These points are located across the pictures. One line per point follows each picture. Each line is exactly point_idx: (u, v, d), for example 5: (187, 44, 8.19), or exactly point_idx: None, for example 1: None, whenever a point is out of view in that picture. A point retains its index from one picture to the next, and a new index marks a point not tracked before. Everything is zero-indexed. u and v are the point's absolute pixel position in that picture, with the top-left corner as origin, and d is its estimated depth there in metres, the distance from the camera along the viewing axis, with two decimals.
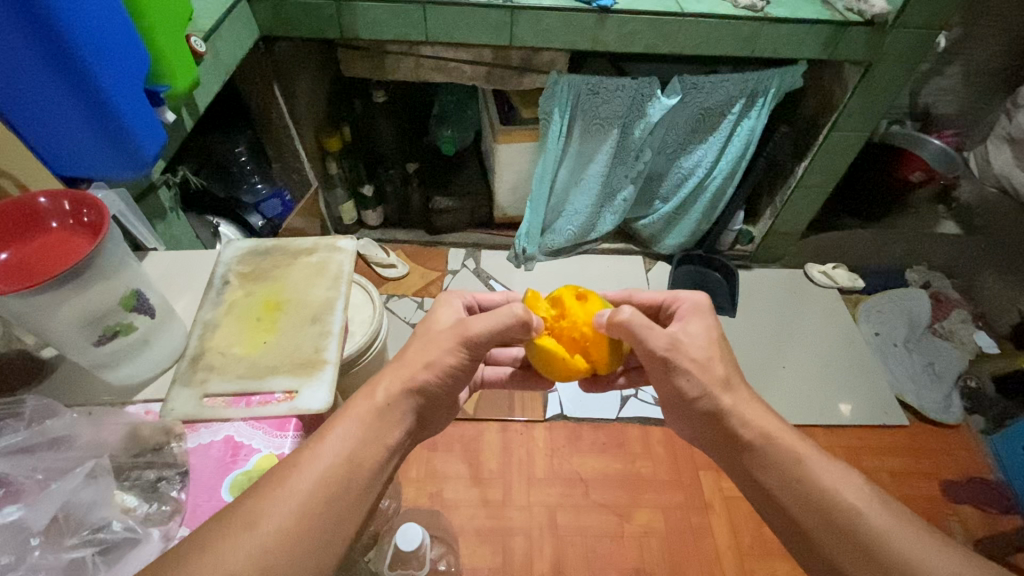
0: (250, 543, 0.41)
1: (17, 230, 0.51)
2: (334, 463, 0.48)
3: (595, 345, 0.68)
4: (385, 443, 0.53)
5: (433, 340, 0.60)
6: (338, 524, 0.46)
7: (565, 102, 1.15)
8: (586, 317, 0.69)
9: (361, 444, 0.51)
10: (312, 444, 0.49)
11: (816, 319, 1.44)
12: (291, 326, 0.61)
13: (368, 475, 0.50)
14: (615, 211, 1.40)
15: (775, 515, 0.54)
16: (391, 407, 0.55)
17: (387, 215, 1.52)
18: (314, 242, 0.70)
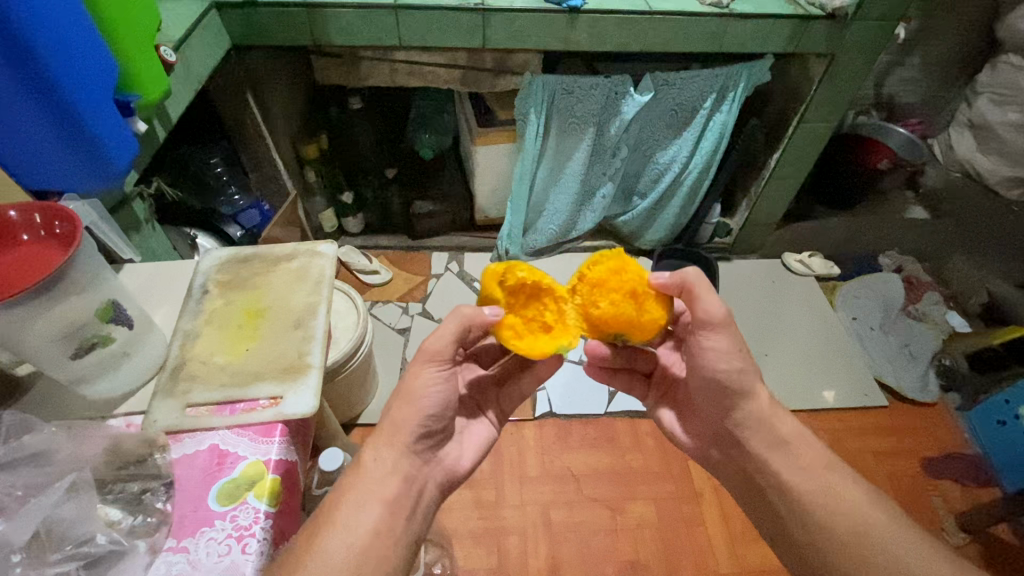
0: None
1: None
2: (336, 552, 0.51)
3: (632, 324, 0.68)
4: (379, 502, 0.56)
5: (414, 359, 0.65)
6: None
7: (541, 103, 1.16)
8: (621, 287, 0.69)
9: (363, 521, 0.54)
10: (311, 535, 0.52)
11: (796, 307, 1.47)
12: (273, 333, 0.61)
13: (377, 557, 0.53)
14: (594, 210, 1.42)
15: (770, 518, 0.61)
16: (382, 474, 0.58)
17: (369, 221, 1.52)
18: (293, 248, 0.70)
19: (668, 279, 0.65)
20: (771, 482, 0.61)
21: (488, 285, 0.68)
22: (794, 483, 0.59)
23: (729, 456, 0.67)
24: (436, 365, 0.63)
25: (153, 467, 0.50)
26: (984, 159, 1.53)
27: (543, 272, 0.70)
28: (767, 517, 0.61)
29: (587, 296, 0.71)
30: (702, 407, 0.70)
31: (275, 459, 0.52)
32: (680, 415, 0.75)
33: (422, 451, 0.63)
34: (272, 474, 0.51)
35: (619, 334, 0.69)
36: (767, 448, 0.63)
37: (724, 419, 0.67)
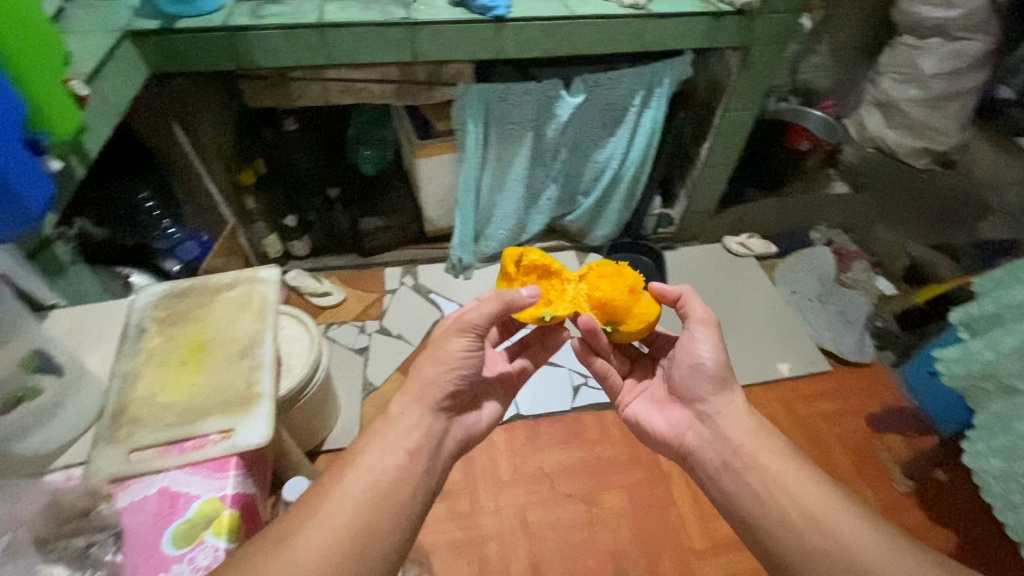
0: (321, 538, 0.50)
1: None
2: (361, 486, 0.55)
3: (622, 310, 0.82)
4: (401, 451, 0.61)
5: (444, 331, 0.73)
6: (372, 543, 0.52)
7: (478, 112, 1.19)
8: (621, 284, 0.84)
9: (387, 464, 0.59)
10: (338, 471, 0.57)
11: (741, 286, 1.54)
12: (219, 366, 0.60)
13: (401, 495, 0.57)
14: (542, 211, 1.45)
15: (739, 506, 0.63)
16: (407, 426, 0.64)
17: (317, 243, 1.47)
18: (233, 276, 0.68)
19: (668, 287, 0.78)
20: (749, 459, 0.64)
21: (505, 261, 0.84)
22: (771, 464, 0.63)
23: (707, 441, 0.70)
24: (466, 338, 0.71)
25: (102, 517, 0.48)
26: (891, 133, 1.68)
27: (556, 260, 0.86)
28: (737, 504, 0.63)
29: (590, 285, 0.85)
30: (687, 393, 0.75)
31: (230, 494, 0.51)
32: (659, 410, 0.79)
33: (432, 430, 0.66)
34: (230, 509, 0.50)
35: (611, 320, 0.82)
36: (746, 434, 0.67)
37: (706, 407, 0.72)
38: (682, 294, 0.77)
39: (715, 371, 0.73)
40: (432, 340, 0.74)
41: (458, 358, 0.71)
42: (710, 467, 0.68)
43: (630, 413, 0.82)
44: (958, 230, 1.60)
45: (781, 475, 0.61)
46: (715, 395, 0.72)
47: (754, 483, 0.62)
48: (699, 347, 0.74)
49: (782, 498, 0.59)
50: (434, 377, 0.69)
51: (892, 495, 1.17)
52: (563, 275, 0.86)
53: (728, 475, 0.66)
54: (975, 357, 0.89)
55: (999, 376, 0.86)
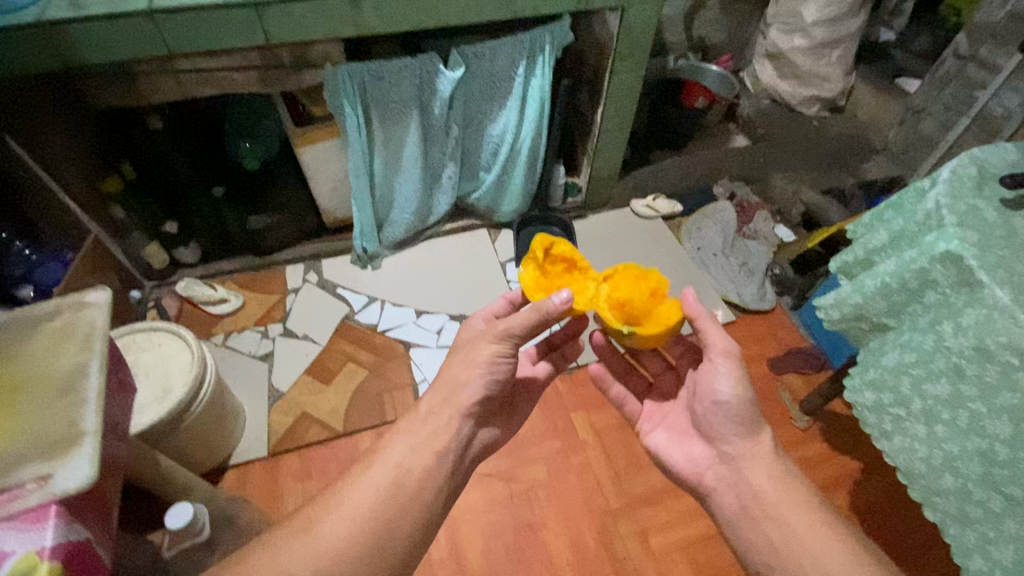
0: (346, 519, 0.59)
1: None
2: (385, 480, 0.64)
3: (642, 315, 0.75)
4: (428, 452, 0.67)
5: (479, 334, 0.75)
6: (385, 546, 0.59)
7: (352, 94, 1.11)
8: (644, 288, 0.79)
9: (414, 465, 0.66)
10: (369, 464, 0.65)
11: (649, 246, 1.58)
12: (36, 407, 0.55)
13: (422, 500, 0.64)
14: (446, 191, 1.41)
15: (752, 554, 0.63)
16: (436, 428, 0.69)
17: (206, 248, 1.38)
18: (53, 304, 0.61)
19: (695, 303, 0.71)
20: (771, 508, 0.63)
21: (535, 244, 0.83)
22: (790, 516, 0.62)
23: (726, 483, 0.68)
24: (498, 343, 0.73)
25: None
26: (783, 85, 1.76)
27: (582, 257, 0.84)
28: (750, 551, 0.63)
29: (613, 285, 0.79)
30: (709, 428, 0.72)
31: (50, 546, 0.46)
32: (678, 444, 0.76)
33: (459, 434, 0.71)
34: (48, 561, 0.45)
35: (629, 322, 0.75)
36: (767, 481, 0.65)
37: (728, 448, 0.69)
38: (696, 315, 0.70)
39: (738, 411, 0.68)
40: (470, 341, 0.76)
41: (490, 360, 0.72)
42: (728, 511, 0.67)
43: (649, 440, 0.80)
44: (843, 172, 1.65)
45: (797, 527, 0.61)
46: (738, 437, 0.68)
47: (775, 536, 0.61)
48: (719, 383, 0.69)
49: (801, 557, 0.59)
50: (466, 380, 0.72)
51: (792, 430, 1.25)
52: (587, 272, 0.83)
53: (746, 524, 0.64)
54: (847, 301, 0.86)
55: (869, 317, 0.85)
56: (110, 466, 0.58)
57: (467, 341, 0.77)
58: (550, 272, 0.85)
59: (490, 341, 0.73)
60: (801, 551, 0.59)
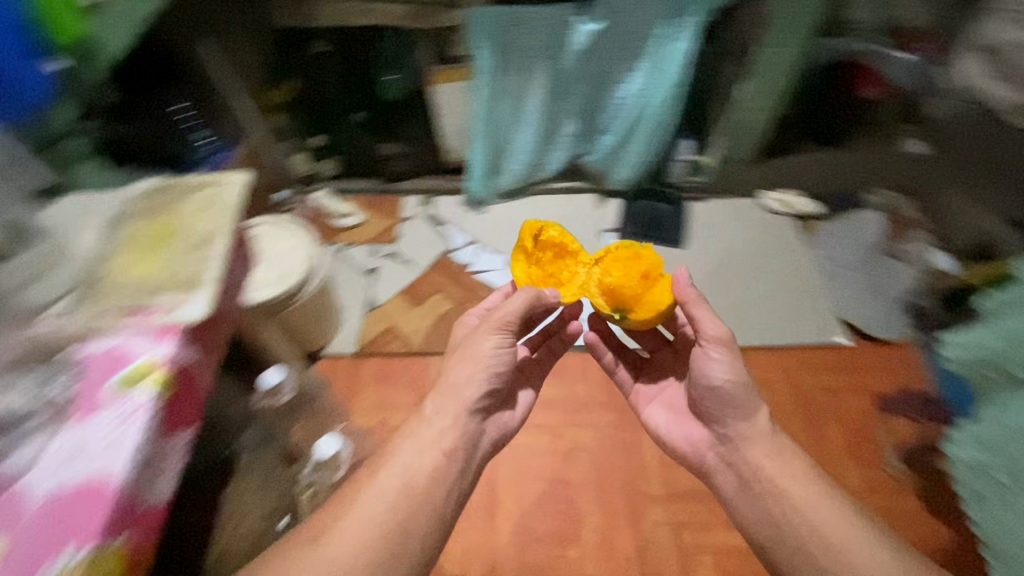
0: (364, 520, 0.66)
1: None
2: (399, 483, 0.70)
3: (632, 300, 0.88)
4: (437, 450, 0.75)
5: (477, 329, 0.84)
6: (399, 547, 0.65)
7: (489, 36, 1.16)
8: (634, 270, 0.90)
9: (424, 463, 0.73)
10: (380, 468, 0.72)
11: (767, 245, 1.45)
12: (178, 254, 0.68)
13: (433, 495, 0.71)
14: (562, 148, 1.41)
15: (756, 531, 0.72)
16: (443, 427, 0.77)
17: (343, 166, 1.55)
18: (206, 177, 0.76)
19: (684, 286, 0.81)
20: (768, 484, 0.72)
21: (526, 234, 0.95)
22: (789, 490, 0.71)
23: (727, 463, 0.78)
24: (500, 334, 0.83)
25: (70, 357, 0.59)
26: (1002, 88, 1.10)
27: (574, 242, 0.96)
28: (754, 528, 0.73)
29: (604, 268, 0.93)
30: (709, 414, 0.80)
31: (164, 358, 0.58)
32: (675, 418, 0.86)
33: (466, 431, 0.79)
34: (161, 369, 0.57)
35: (620, 307, 0.88)
36: (767, 457, 0.74)
37: (728, 432, 0.78)
38: (688, 299, 0.80)
39: (736, 398, 0.76)
40: (468, 339, 0.85)
41: (488, 356, 0.82)
42: (728, 490, 0.77)
43: (648, 420, 0.90)
44: None
45: (800, 501, 0.70)
46: (732, 420, 0.77)
47: (771, 510, 0.71)
48: (713, 369, 0.77)
49: (797, 523, 0.69)
50: (470, 377, 0.81)
51: (879, 477, 1.11)
52: (578, 256, 0.96)
53: (744, 500, 0.74)
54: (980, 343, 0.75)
55: (1006, 369, 0.71)
56: (223, 314, 0.71)
57: (466, 341, 0.85)
58: (541, 256, 0.97)
59: (484, 335, 0.83)
60: (800, 518, 0.69)
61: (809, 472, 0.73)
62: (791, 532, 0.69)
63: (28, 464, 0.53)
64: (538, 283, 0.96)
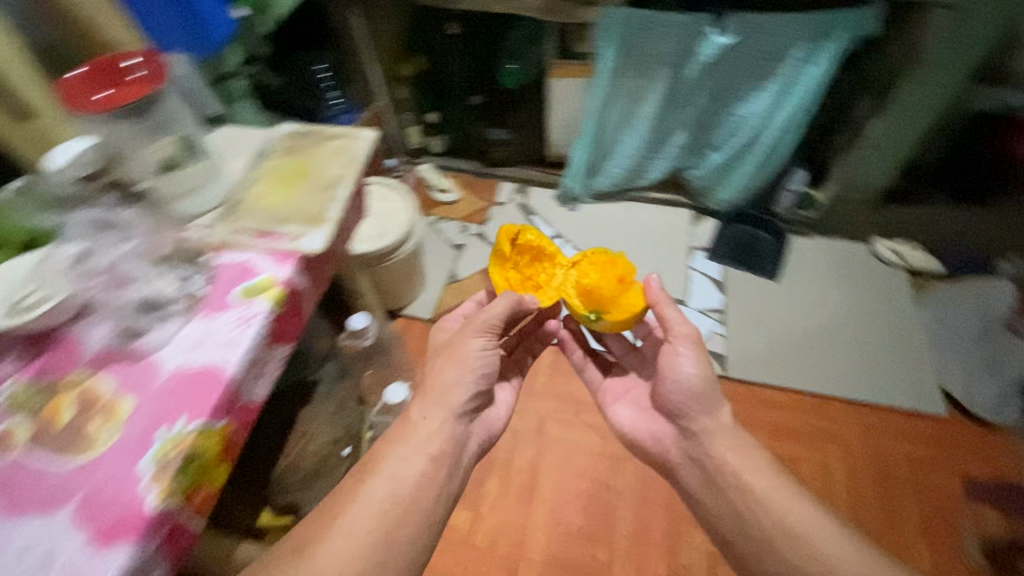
0: (346, 535, 0.59)
1: (104, 79, 0.66)
2: (385, 496, 0.63)
3: (609, 302, 0.86)
4: (424, 457, 0.68)
5: (458, 332, 0.78)
6: (387, 559, 0.59)
7: (615, 37, 1.16)
8: (607, 276, 0.90)
9: (411, 471, 0.66)
10: (364, 482, 0.64)
11: (868, 296, 1.35)
12: (306, 192, 0.76)
13: (423, 504, 0.65)
14: (666, 158, 1.40)
15: (722, 524, 0.69)
16: (428, 432, 0.70)
17: (451, 144, 1.63)
18: (340, 130, 0.84)
19: (652, 287, 0.80)
20: (732, 479, 0.69)
21: (503, 238, 0.87)
22: (756, 482, 0.68)
23: (691, 457, 0.75)
24: (482, 335, 0.76)
25: (208, 262, 0.67)
26: None
27: (551, 244, 0.91)
28: (720, 522, 0.70)
29: (580, 272, 0.91)
30: (671, 408, 0.78)
31: (283, 278, 0.66)
32: (648, 417, 0.83)
33: (453, 434, 0.72)
34: (279, 287, 0.65)
35: (597, 309, 0.85)
36: (728, 450, 0.71)
37: (691, 424, 0.75)
38: (658, 302, 0.79)
39: (696, 389, 0.75)
40: (447, 343, 0.78)
41: (476, 357, 0.76)
42: (692, 487, 0.74)
43: (614, 419, 0.88)
44: None
45: (764, 495, 0.67)
46: (699, 413, 0.74)
47: (734, 500, 0.68)
48: (683, 365, 0.75)
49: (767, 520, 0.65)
50: (454, 379, 0.74)
51: (954, 565, 1.02)
52: (556, 258, 0.91)
53: (710, 495, 0.71)
54: None
55: None
56: (333, 253, 0.78)
57: (445, 344, 0.79)
58: (516, 259, 0.90)
59: (471, 336, 0.76)
60: (765, 512, 0.65)
61: (772, 464, 0.70)
62: (755, 525, 0.66)
63: (161, 343, 0.61)
64: (516, 288, 0.89)
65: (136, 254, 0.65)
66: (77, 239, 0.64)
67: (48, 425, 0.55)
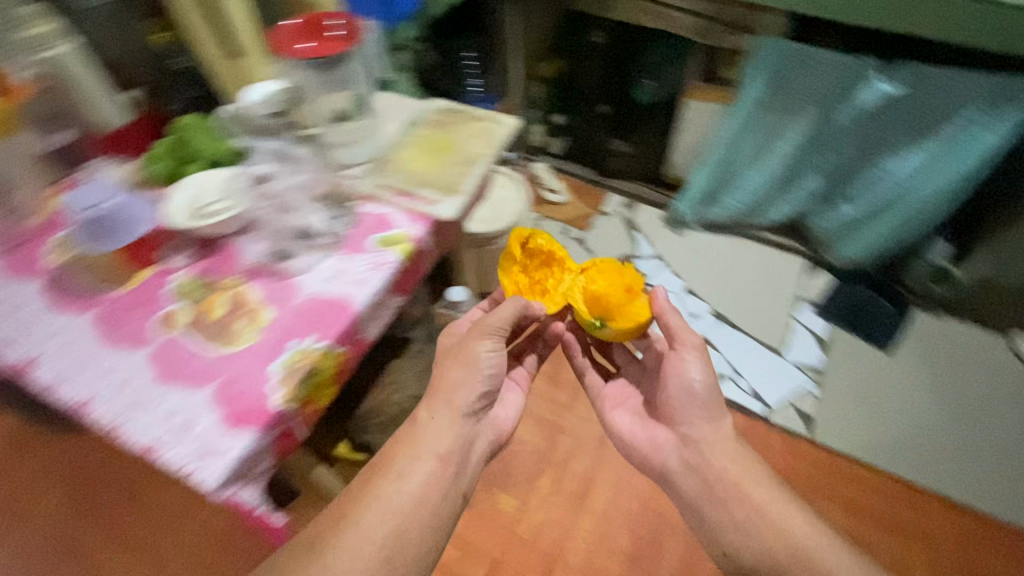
0: (357, 537, 0.61)
1: (307, 32, 0.74)
2: (395, 503, 0.64)
3: (615, 310, 0.87)
4: (434, 457, 0.69)
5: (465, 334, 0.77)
6: (396, 557, 0.61)
7: (768, 68, 1.13)
8: (614, 283, 0.91)
9: (419, 471, 0.67)
10: (374, 489, 0.65)
11: (993, 395, 1.22)
12: (447, 163, 0.82)
13: (432, 502, 0.66)
14: (792, 200, 1.33)
15: (721, 536, 0.69)
16: (437, 433, 0.70)
17: (569, 149, 1.64)
18: (486, 113, 0.90)
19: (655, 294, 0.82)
20: (732, 487, 0.71)
21: (514, 240, 0.89)
22: (753, 492, 0.70)
23: (689, 467, 0.74)
24: (491, 338, 0.75)
25: (354, 208, 0.75)
26: None
27: (561, 248, 0.91)
28: (719, 532, 0.70)
29: (589, 278, 0.91)
30: (671, 415, 0.78)
31: (417, 237, 0.73)
32: (646, 426, 0.82)
33: (462, 436, 0.72)
34: (410, 243, 0.71)
35: (604, 317, 0.86)
36: (730, 462, 0.72)
37: (691, 432, 0.75)
38: (663, 312, 0.80)
39: (702, 397, 0.75)
40: (455, 343, 0.77)
41: (485, 359, 0.75)
42: (688, 492, 0.74)
43: (611, 427, 0.86)
44: None
45: (763, 502, 0.69)
46: (700, 421, 0.75)
47: (737, 512, 0.69)
48: (690, 371, 0.76)
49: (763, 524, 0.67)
50: (462, 383, 0.73)
51: None
52: (565, 264, 0.91)
53: (708, 500, 0.71)
54: None
55: None
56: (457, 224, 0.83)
57: (452, 345, 0.77)
58: (527, 263, 0.92)
59: (477, 338, 0.75)
60: (766, 518, 0.68)
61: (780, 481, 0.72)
62: (753, 531, 0.67)
63: (304, 269, 0.68)
64: (525, 291, 0.90)
65: (300, 187, 0.74)
66: (264, 162, 0.76)
67: (203, 317, 0.65)
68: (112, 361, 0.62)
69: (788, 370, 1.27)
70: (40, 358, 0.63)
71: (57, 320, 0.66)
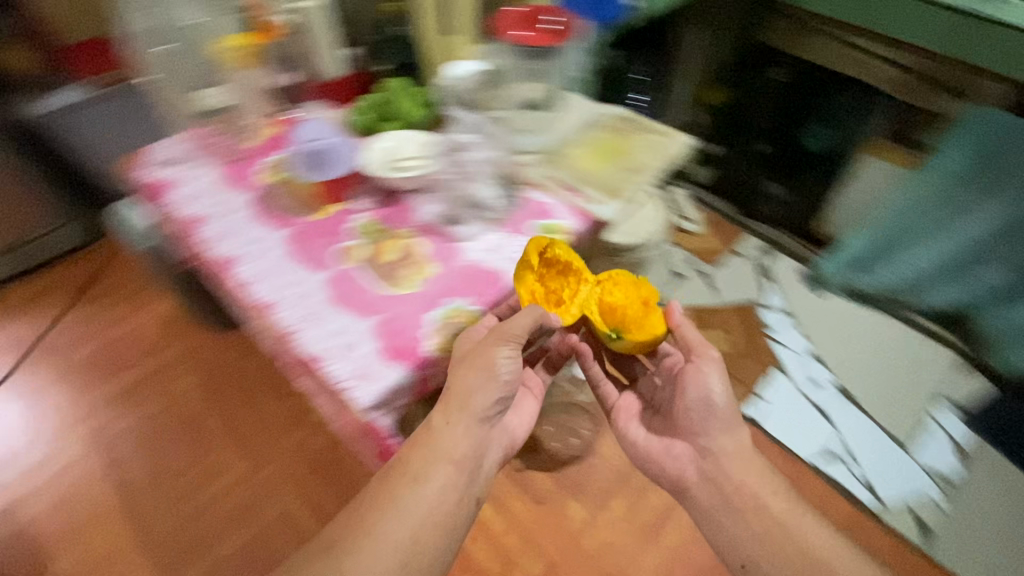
0: (373, 546, 0.59)
1: (524, 22, 0.83)
2: (410, 518, 0.62)
3: (632, 324, 0.80)
4: (448, 463, 0.64)
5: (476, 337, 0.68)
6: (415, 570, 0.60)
7: (975, 141, 1.01)
8: (628, 295, 0.82)
9: (434, 476, 0.64)
10: (387, 503, 0.62)
11: None
12: (615, 168, 0.83)
13: (448, 508, 0.64)
14: (963, 288, 1.19)
15: (739, 551, 0.71)
16: (452, 439, 0.65)
17: (717, 180, 1.57)
18: (662, 126, 0.89)
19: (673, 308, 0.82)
20: (748, 497, 0.72)
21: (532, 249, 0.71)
22: (771, 504, 0.71)
23: (706, 478, 0.74)
24: (507, 345, 0.66)
25: (523, 192, 0.81)
26: None
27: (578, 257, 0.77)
28: (738, 547, 0.71)
29: (606, 290, 0.82)
30: (686, 426, 0.77)
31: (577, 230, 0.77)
32: (661, 439, 0.80)
33: (475, 443, 0.67)
34: (569, 233, 0.76)
35: (623, 331, 0.79)
36: (749, 472, 0.73)
37: (706, 444, 0.75)
38: (681, 325, 0.81)
39: (722, 412, 0.76)
40: (465, 346, 0.68)
41: (502, 366, 0.66)
42: (701, 504, 0.74)
43: (622, 435, 0.84)
44: None
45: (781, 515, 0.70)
46: (716, 432, 0.75)
47: (757, 525, 0.70)
48: (711, 385, 0.76)
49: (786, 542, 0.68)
50: (475, 392, 0.65)
51: None
52: (582, 275, 0.78)
53: (724, 512, 0.72)
54: None
55: None
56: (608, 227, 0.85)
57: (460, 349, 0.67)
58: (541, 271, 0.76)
59: (495, 344, 0.66)
60: (789, 535, 0.69)
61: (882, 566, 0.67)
62: (776, 546, 0.68)
63: (471, 236, 0.75)
64: (539, 302, 0.76)
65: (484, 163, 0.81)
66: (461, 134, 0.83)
67: (378, 257, 0.73)
68: (297, 276, 0.71)
69: (911, 468, 1.16)
70: (239, 258, 0.74)
71: (258, 231, 0.77)
